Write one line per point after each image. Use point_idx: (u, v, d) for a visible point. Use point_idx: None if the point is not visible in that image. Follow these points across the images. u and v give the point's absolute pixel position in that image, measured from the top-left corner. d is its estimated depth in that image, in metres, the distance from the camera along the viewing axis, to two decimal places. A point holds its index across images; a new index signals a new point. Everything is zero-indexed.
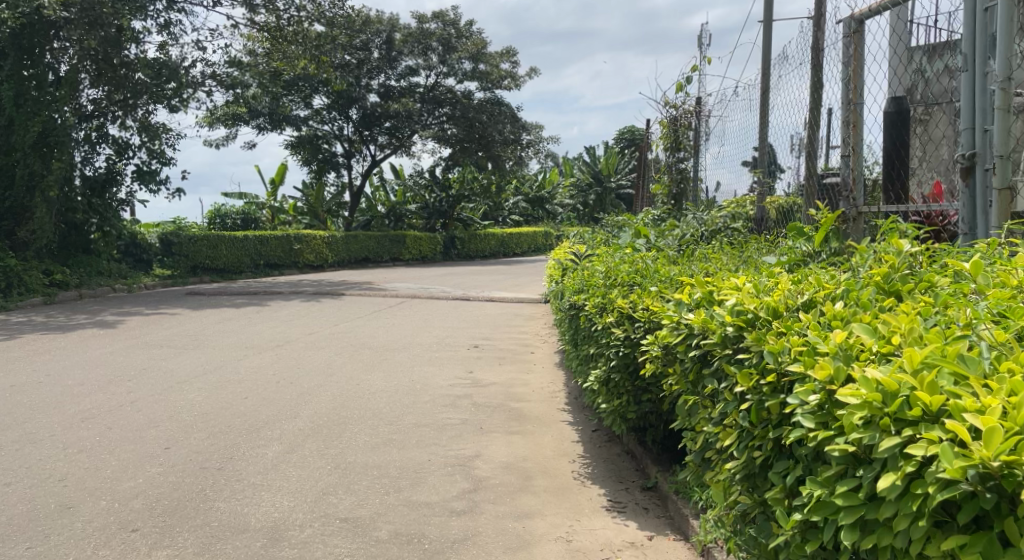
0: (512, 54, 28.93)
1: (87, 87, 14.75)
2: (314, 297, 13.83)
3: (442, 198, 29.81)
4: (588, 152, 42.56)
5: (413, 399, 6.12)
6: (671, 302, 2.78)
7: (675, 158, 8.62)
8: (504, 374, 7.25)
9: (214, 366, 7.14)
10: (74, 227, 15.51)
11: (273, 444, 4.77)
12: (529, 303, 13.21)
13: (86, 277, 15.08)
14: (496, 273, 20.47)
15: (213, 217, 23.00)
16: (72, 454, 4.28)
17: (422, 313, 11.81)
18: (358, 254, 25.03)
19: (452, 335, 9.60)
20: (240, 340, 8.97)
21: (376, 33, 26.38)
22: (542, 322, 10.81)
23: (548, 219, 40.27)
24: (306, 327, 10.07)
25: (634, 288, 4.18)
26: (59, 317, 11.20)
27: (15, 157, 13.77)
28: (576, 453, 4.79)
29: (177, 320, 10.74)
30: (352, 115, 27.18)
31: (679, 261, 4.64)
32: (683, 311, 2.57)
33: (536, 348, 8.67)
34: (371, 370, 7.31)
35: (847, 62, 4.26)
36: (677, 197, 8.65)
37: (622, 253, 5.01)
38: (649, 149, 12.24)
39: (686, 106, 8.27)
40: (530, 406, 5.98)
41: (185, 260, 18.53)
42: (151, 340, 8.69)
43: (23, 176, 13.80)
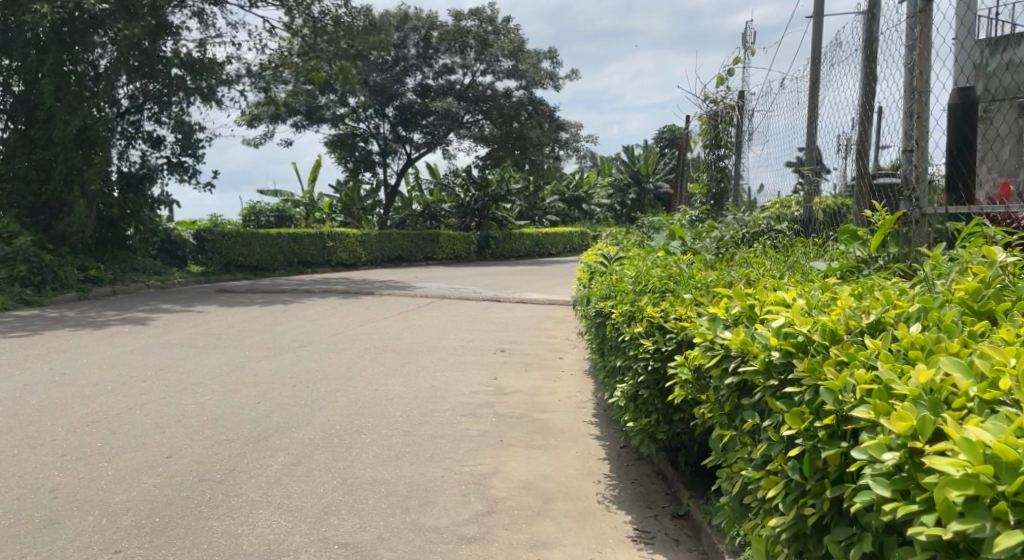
0: (551, 51, 28.51)
1: (124, 83, 14.86)
2: (344, 296, 13.69)
3: (478, 197, 29.20)
4: (627, 151, 41.84)
5: (431, 407, 5.81)
6: (705, 317, 2.38)
7: (715, 155, 8.06)
8: (530, 381, 6.90)
9: (232, 368, 6.97)
10: (110, 224, 15.70)
11: (279, 455, 4.52)
12: (560, 305, 12.83)
13: (120, 273, 15.28)
14: (530, 274, 20.11)
15: (249, 215, 23.20)
16: (69, 462, 4.10)
17: (451, 314, 11.54)
18: (391, 253, 24.98)
19: (479, 338, 9.29)
20: (263, 340, 8.82)
21: (414, 30, 26.34)
22: (573, 325, 10.43)
23: (585, 219, 39.72)
24: (332, 327, 9.89)
25: (666, 295, 3.79)
26: (90, 313, 11.27)
27: (53, 151, 13.85)
28: (601, 472, 4.42)
29: (205, 317, 10.69)
30: (388, 112, 27.14)
31: (716, 266, 4.23)
32: (719, 327, 2.17)
33: (565, 354, 8.30)
34: (391, 374, 7.05)
35: (911, 45, 3.79)
36: (717, 197, 8.06)
37: (654, 257, 4.61)
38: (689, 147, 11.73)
39: (729, 101, 7.80)
40: (555, 417, 5.62)
41: (218, 258, 18.74)
42: (175, 339, 8.60)
43: (62, 171, 13.77)
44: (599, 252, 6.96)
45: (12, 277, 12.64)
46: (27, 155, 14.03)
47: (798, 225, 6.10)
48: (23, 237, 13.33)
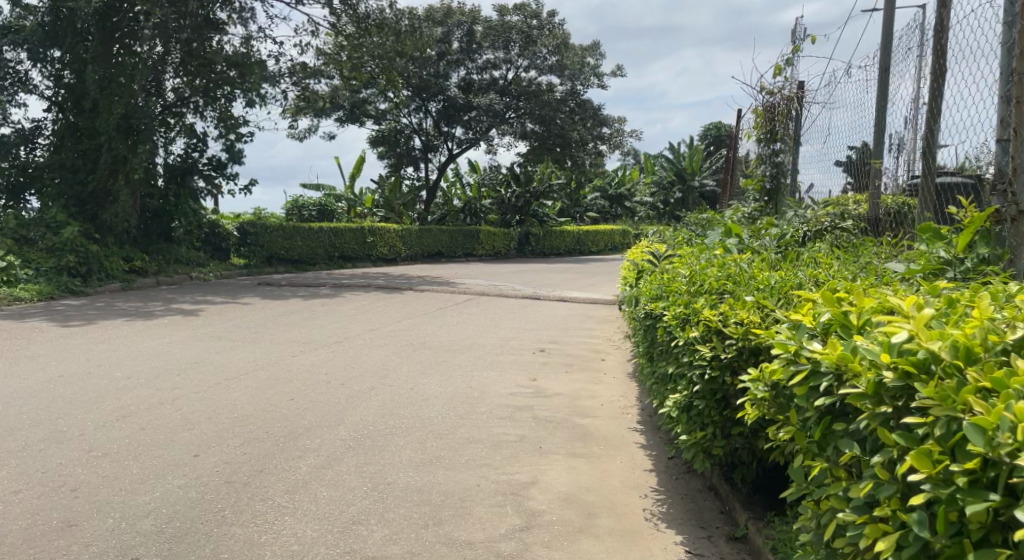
0: (596, 46, 28.10)
1: (171, 76, 15.49)
2: (382, 291, 13.60)
3: (519, 193, 29.47)
4: (672, 149, 41.12)
5: (468, 409, 5.57)
6: (784, 323, 2.05)
7: (770, 149, 7.71)
8: (570, 383, 6.60)
9: (267, 364, 6.88)
10: (156, 216, 16.07)
11: (309, 456, 4.35)
12: (602, 304, 12.47)
13: (164, 265, 15.60)
14: (571, 272, 19.72)
15: (291, 208, 23.42)
16: (95, 459, 4.04)
17: (490, 311, 11.32)
18: (431, 248, 24.91)
19: (518, 337, 9.02)
20: (300, 334, 8.74)
21: (458, 25, 26.23)
22: (616, 325, 10.08)
23: (627, 217, 39.13)
24: (369, 323, 9.75)
25: (725, 297, 3.44)
26: (134, 304, 11.41)
27: (99, 140, 14.18)
28: (649, 485, 4.10)
29: (245, 310, 10.73)
30: (431, 108, 27.11)
31: (780, 266, 3.88)
32: (804, 333, 1.84)
33: (608, 355, 7.98)
34: (427, 373, 6.83)
35: (1010, 23, 3.35)
36: (771, 193, 7.68)
37: (709, 255, 4.26)
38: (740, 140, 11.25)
39: (785, 93, 7.35)
40: (598, 424, 5.31)
41: (259, 251, 18.84)
42: (213, 331, 8.62)
43: (107, 161, 14.15)
44: (646, 251, 6.64)
45: (59, 267, 12.90)
46: (75, 145, 14.32)
47: (865, 225, 5.68)
48: (70, 227, 13.48)
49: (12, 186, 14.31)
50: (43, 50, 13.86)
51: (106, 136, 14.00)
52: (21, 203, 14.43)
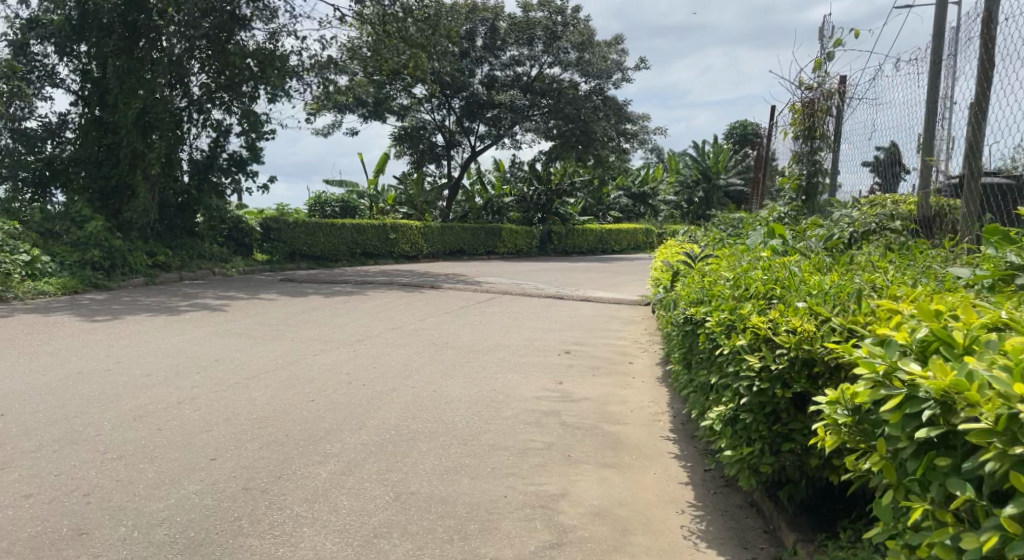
0: (620, 43, 27.77)
1: (197, 72, 15.54)
2: (404, 289, 13.47)
3: (542, 191, 29.27)
4: (697, 147, 40.61)
5: (493, 413, 5.38)
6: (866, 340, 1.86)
7: (809, 147, 7.35)
8: (598, 387, 6.38)
9: (288, 363, 6.77)
10: (181, 210, 16.18)
11: (330, 462, 4.19)
12: (628, 305, 12.20)
13: (187, 260, 15.64)
14: (594, 271, 19.44)
15: (314, 204, 23.39)
16: (109, 462, 3.96)
17: (513, 311, 11.12)
18: (453, 246, 24.78)
19: (543, 337, 8.80)
20: (321, 332, 8.62)
21: (482, 21, 26.00)
22: (642, 327, 9.82)
23: (650, 216, 38.72)
24: (391, 322, 9.61)
25: (775, 303, 3.20)
26: (157, 299, 11.41)
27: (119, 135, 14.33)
28: (686, 501, 3.86)
29: (267, 306, 10.67)
30: (454, 104, 26.98)
31: (833, 268, 3.61)
32: (895, 350, 1.65)
33: (636, 358, 7.73)
34: (450, 374, 6.66)
35: None
36: (809, 192, 7.36)
37: (754, 257, 4.00)
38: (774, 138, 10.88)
39: (826, 89, 7.02)
40: (628, 431, 5.08)
41: (282, 247, 18.84)
42: (234, 328, 8.55)
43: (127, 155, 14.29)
44: (680, 252, 6.39)
45: (83, 261, 12.96)
46: (98, 139, 14.54)
47: (916, 226, 5.36)
48: (95, 222, 13.53)
49: (38, 179, 14.36)
50: (71, 44, 14.28)
51: (124, 130, 14.13)
52: (47, 196, 14.55)
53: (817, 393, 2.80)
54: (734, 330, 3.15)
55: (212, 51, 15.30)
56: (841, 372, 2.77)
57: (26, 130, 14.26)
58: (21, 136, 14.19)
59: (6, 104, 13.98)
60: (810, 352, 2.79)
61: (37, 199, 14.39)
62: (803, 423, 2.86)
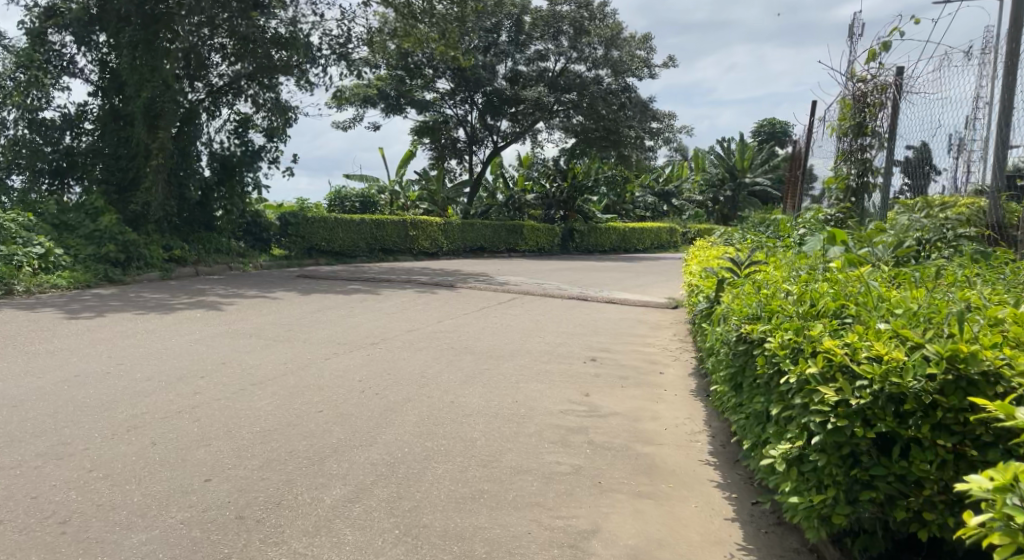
0: (649, 38, 27.16)
1: (218, 62, 15.90)
2: (423, 287, 13.12)
3: (564, 188, 28.77)
4: (724, 146, 39.88)
5: (515, 429, 4.98)
6: None
7: (858, 145, 6.75)
8: (627, 401, 5.93)
9: (297, 369, 6.46)
10: (201, 204, 16.22)
11: (335, 485, 3.83)
12: (655, 308, 11.70)
13: (204, 254, 15.56)
14: (618, 271, 18.91)
15: (334, 199, 23.13)
16: (93, 482, 3.72)
17: (535, 313, 10.69)
18: (473, 243, 24.39)
19: (566, 343, 8.36)
20: (334, 334, 8.29)
21: (508, 15, 25.40)
22: (671, 333, 9.32)
23: (675, 215, 37.99)
24: (408, 323, 9.25)
25: (850, 324, 2.72)
26: (171, 295, 11.22)
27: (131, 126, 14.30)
28: (734, 541, 3.41)
29: (281, 304, 10.40)
30: (477, 99, 26.61)
31: (913, 281, 3.12)
32: None
33: (667, 368, 7.25)
34: (468, 383, 6.28)
35: None
36: (857, 194, 6.75)
37: (817, 266, 3.50)
38: (815, 135, 10.31)
39: (880, 81, 6.45)
40: (663, 454, 4.63)
41: (300, 242, 18.58)
42: (244, 329, 8.28)
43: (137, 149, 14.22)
44: (720, 258, 5.91)
45: (98, 255, 12.81)
46: (115, 131, 14.51)
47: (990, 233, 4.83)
48: (108, 216, 13.48)
49: (55, 171, 14.36)
50: (89, 34, 14.18)
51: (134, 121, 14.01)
52: (65, 188, 14.59)
53: (906, 435, 2.32)
54: (802, 354, 2.65)
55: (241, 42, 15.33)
56: (938, 411, 2.29)
57: (43, 121, 14.06)
58: (39, 126, 13.97)
59: (24, 95, 13.65)
60: (900, 386, 2.31)
61: (56, 191, 14.47)
62: (889, 469, 2.37)
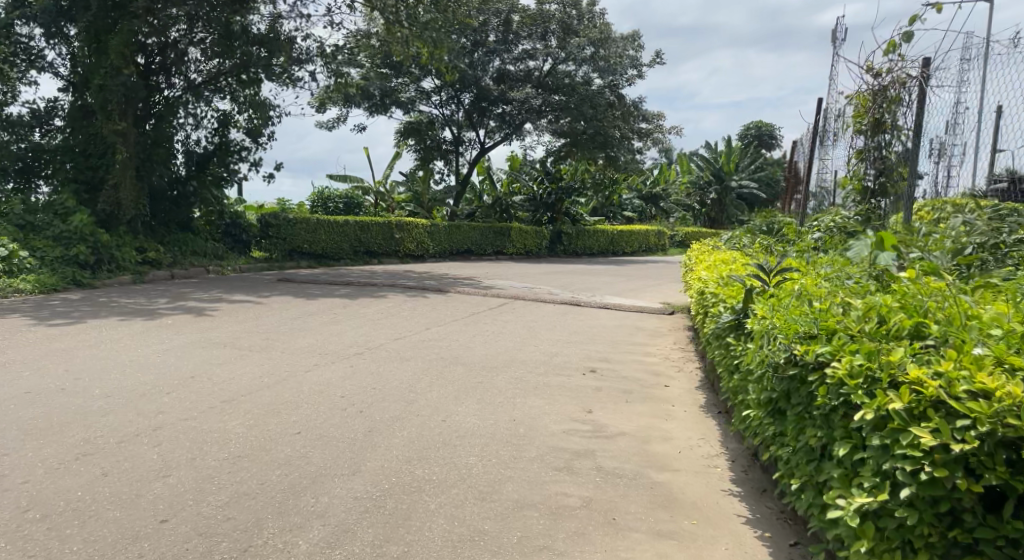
0: (638, 38, 26.83)
1: (198, 58, 15.45)
2: (408, 291, 12.59)
3: (551, 190, 28.25)
4: (711, 148, 39.73)
5: (515, 454, 4.50)
6: None
7: (877, 144, 6.32)
8: (634, 418, 5.44)
9: (273, 384, 5.93)
10: (176, 205, 15.75)
11: (312, 526, 3.32)
12: (651, 314, 11.27)
13: (179, 256, 15.00)
14: (609, 275, 18.48)
15: (316, 200, 22.53)
16: (29, 525, 3.19)
17: (527, 319, 10.20)
18: (460, 245, 23.88)
19: (563, 352, 7.88)
20: (314, 342, 7.75)
21: (496, 13, 24.90)
22: (671, 341, 8.89)
23: (662, 218, 37.60)
24: (393, 330, 8.73)
25: (933, 346, 2.26)
26: (142, 299, 10.61)
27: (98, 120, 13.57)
28: None
29: (259, 309, 9.84)
30: (464, 99, 26.08)
31: (997, 298, 2.67)
32: None
33: (671, 380, 6.81)
34: (460, 398, 5.78)
35: None
36: (876, 196, 6.41)
37: (871, 280, 3.05)
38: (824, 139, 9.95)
39: (898, 73, 6.02)
40: (680, 482, 4.16)
41: (281, 243, 17.94)
42: (218, 338, 7.72)
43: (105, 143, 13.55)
44: (737, 267, 5.47)
45: (66, 257, 12.17)
46: (83, 127, 13.81)
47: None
48: (80, 216, 12.86)
49: (22, 169, 13.71)
50: (59, 26, 13.54)
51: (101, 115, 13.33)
52: (32, 188, 13.87)
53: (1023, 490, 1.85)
54: (881, 385, 2.18)
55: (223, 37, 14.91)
56: None
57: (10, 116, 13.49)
58: (5, 122, 13.38)
59: None
60: (1018, 430, 1.85)
61: (22, 190, 13.74)
62: (998, 532, 1.90)
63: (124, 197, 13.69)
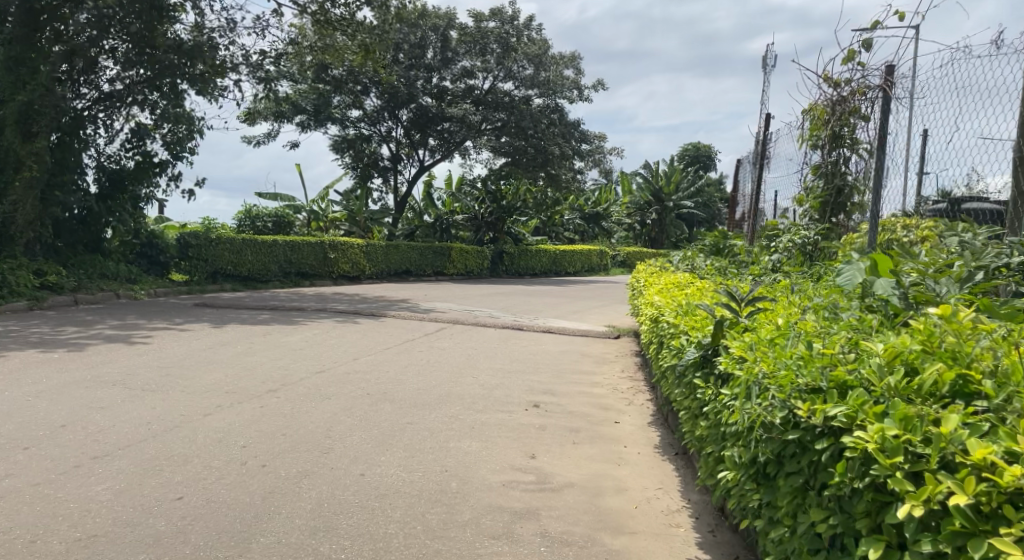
0: (578, 58, 26.70)
1: (110, 67, 14.24)
2: (338, 316, 11.68)
3: (493, 209, 27.65)
4: (650, 167, 40.06)
5: (444, 518, 3.76)
6: None
7: (835, 156, 5.99)
8: (583, 465, 4.78)
9: (163, 433, 5.03)
10: (84, 224, 14.48)
11: None
12: (597, 339, 10.70)
13: (84, 279, 13.67)
14: (553, 296, 17.92)
15: (243, 218, 21.20)
16: None
17: (466, 346, 9.47)
18: (398, 266, 22.96)
19: (503, 384, 7.18)
20: (223, 378, 6.83)
21: (433, 28, 24.34)
22: (619, 369, 8.30)
23: (604, 238, 37.52)
24: (315, 361, 7.85)
25: (988, 412, 1.69)
26: (33, 327, 9.41)
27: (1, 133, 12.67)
28: None
29: (165, 338, 8.80)
30: (402, 116, 25.33)
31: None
32: None
33: (621, 415, 6.19)
34: (385, 444, 5.01)
35: None
36: (834, 212, 6.11)
37: (878, 321, 2.51)
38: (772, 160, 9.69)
39: (858, 83, 5.57)
40: (639, 550, 3.50)
41: (202, 265, 16.67)
42: (109, 375, 6.71)
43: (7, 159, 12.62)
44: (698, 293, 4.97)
45: None
46: None
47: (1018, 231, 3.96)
48: None
49: None
50: None
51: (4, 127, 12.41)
52: None
53: None
54: (928, 465, 1.59)
55: (140, 45, 13.82)
56: None
57: None
58: None
59: None
60: None
61: None
62: None
63: (22, 216, 12.75)
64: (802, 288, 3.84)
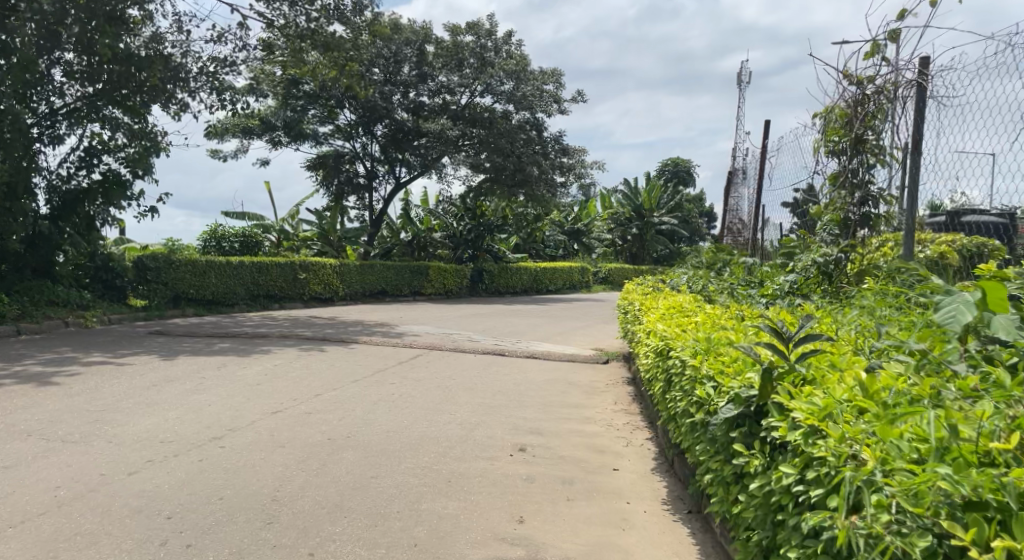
0: (558, 73, 26.25)
1: (61, 81, 13.37)
2: (304, 344, 10.77)
3: (471, 226, 26.85)
4: (631, 183, 39.57)
5: None
6: None
7: (857, 163, 5.52)
8: (580, 530, 3.99)
9: (71, 500, 4.14)
10: (34, 246, 13.56)
11: None
12: (584, 364, 9.92)
13: (30, 307, 12.66)
14: (536, 316, 17.10)
15: (208, 239, 20.23)
16: None
17: (442, 376, 8.62)
18: (373, 286, 22.06)
19: (483, 423, 6.37)
20: (159, 424, 5.92)
21: (408, 43, 23.66)
22: (610, 401, 7.52)
23: (585, 254, 36.78)
24: (272, 399, 6.97)
25: None
26: None
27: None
28: None
29: (105, 374, 7.83)
30: (377, 131, 24.63)
31: None
32: None
33: (619, 460, 5.40)
34: (342, 509, 4.17)
35: None
36: (856, 226, 5.59)
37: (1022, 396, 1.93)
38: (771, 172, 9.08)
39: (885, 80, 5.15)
40: None
41: (163, 289, 15.59)
42: (25, 422, 5.77)
43: None
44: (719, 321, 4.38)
45: None
46: None
47: None
48: None
49: None
50: None
51: None
52: None
53: None
54: None
55: (95, 56, 12.95)
56: None
57: None
58: None
59: None
60: None
61: None
62: None
63: None
64: (862, 327, 3.26)
